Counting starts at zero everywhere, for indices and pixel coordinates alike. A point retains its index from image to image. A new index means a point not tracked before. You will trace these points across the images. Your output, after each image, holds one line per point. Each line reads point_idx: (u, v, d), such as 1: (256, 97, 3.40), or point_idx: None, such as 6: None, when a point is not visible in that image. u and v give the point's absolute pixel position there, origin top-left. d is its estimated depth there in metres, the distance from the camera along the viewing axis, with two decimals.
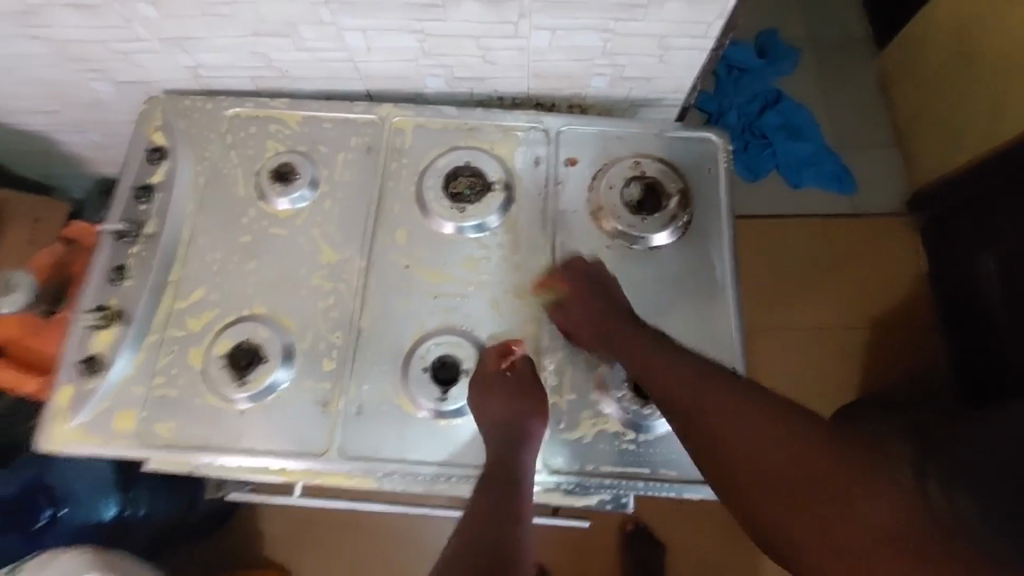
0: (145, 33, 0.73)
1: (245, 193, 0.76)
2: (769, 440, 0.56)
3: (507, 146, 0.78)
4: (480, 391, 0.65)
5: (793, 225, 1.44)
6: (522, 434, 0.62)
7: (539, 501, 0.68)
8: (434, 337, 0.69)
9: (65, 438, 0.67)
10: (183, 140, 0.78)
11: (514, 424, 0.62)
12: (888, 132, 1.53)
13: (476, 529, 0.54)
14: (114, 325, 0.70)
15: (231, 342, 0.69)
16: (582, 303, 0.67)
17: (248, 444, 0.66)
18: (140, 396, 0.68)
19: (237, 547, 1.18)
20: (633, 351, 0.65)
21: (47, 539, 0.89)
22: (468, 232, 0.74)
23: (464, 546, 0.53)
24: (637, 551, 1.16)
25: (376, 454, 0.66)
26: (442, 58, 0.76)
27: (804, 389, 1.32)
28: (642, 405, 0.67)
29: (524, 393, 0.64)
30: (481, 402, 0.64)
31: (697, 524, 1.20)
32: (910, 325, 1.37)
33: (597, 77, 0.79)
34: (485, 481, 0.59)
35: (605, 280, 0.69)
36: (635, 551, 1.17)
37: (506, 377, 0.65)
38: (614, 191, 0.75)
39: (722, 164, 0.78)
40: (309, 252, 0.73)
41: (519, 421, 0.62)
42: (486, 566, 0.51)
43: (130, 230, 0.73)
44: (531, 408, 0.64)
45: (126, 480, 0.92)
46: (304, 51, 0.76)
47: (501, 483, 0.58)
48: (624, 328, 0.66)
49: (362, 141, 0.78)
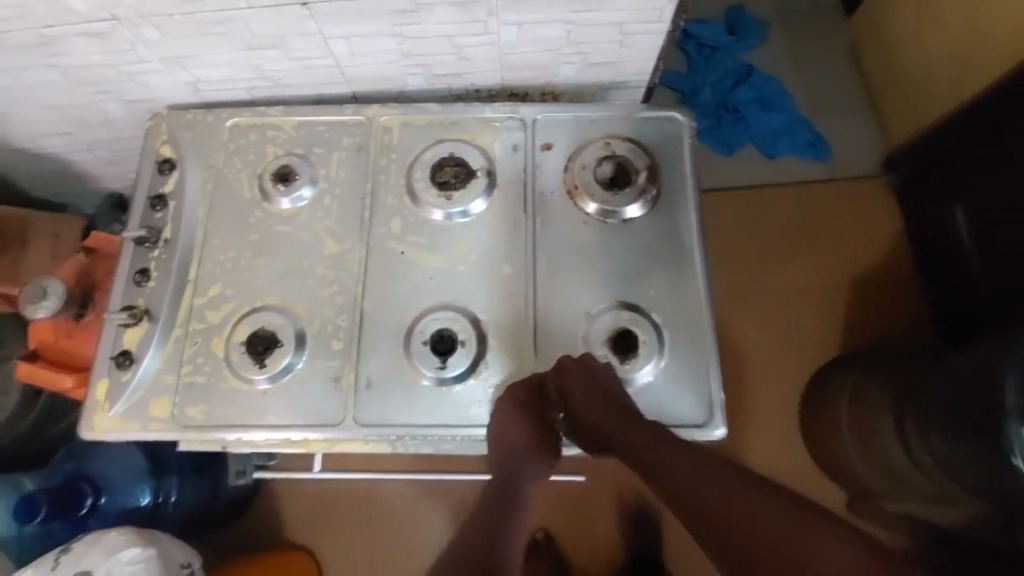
0: (148, 54, 0.79)
1: (250, 195, 0.83)
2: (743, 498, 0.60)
3: (487, 136, 0.85)
4: (497, 411, 0.72)
5: (770, 194, 1.50)
6: (519, 471, 0.73)
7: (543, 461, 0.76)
8: (431, 313, 0.76)
9: (105, 425, 0.75)
10: (190, 150, 0.85)
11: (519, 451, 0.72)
12: (859, 97, 1.59)
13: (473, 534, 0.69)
14: (143, 322, 0.77)
15: (248, 330, 0.76)
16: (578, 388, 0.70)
17: (271, 419, 0.74)
18: (171, 383, 0.76)
19: (261, 529, 1.26)
20: (630, 429, 0.67)
21: (92, 523, 0.96)
22: (456, 217, 0.81)
23: (463, 546, 0.68)
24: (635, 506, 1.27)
25: (387, 421, 0.74)
26: (421, 58, 0.83)
27: (788, 349, 1.39)
28: (621, 360, 0.75)
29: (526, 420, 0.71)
30: (496, 423, 0.72)
31: None
32: (888, 280, 1.43)
33: (565, 66, 0.86)
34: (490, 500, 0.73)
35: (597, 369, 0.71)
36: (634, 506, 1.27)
37: (516, 405, 0.71)
38: (588, 170, 0.82)
39: (687, 140, 0.84)
40: (314, 245, 0.80)
41: (522, 451, 0.72)
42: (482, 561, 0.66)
43: (150, 236, 0.80)
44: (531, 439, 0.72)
45: (157, 468, 1.02)
46: (294, 60, 0.82)
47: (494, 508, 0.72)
48: (619, 407, 0.69)
49: (354, 140, 0.85)
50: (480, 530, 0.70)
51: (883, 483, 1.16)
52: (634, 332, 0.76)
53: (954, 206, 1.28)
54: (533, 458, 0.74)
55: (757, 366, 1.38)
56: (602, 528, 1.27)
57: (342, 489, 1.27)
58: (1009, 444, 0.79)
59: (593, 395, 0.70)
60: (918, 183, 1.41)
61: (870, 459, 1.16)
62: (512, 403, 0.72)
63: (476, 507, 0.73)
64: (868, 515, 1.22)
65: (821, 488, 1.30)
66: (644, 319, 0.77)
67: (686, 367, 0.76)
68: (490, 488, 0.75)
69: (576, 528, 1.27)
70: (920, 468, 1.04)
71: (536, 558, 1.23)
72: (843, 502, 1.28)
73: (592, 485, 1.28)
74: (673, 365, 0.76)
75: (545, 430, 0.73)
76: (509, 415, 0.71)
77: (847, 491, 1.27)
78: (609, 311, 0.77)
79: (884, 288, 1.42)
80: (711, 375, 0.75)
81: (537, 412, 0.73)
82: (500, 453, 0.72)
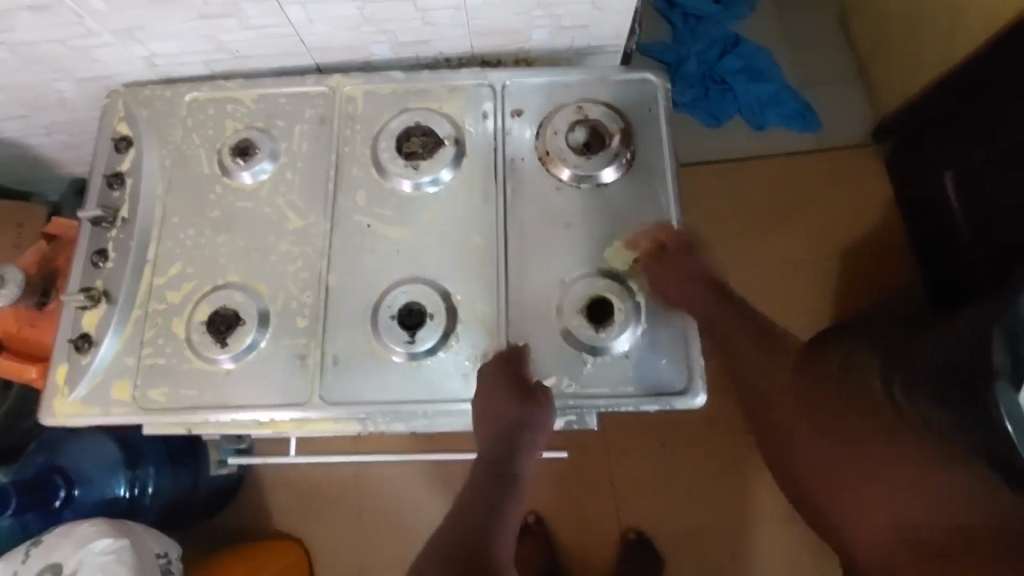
0: (98, 27, 0.76)
1: (209, 171, 0.80)
2: None
3: (455, 104, 0.82)
4: (482, 387, 0.69)
5: (758, 166, 1.47)
6: (509, 453, 0.70)
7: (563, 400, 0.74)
8: (399, 286, 0.74)
9: (65, 410, 0.72)
10: (147, 127, 0.82)
11: (501, 429, 0.69)
12: (848, 64, 1.55)
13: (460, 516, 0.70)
14: (101, 305, 0.75)
15: (210, 309, 0.74)
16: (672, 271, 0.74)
17: (235, 399, 0.71)
18: (132, 366, 0.73)
19: (246, 517, 1.24)
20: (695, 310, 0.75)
21: (65, 514, 0.93)
22: (426, 187, 0.78)
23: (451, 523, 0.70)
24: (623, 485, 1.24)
25: (355, 398, 0.71)
26: (384, 24, 0.79)
27: (778, 322, 1.37)
28: (596, 328, 0.72)
29: (511, 397, 0.68)
30: (482, 400, 0.69)
31: (680, 457, 1.26)
32: (879, 249, 1.40)
33: (537, 29, 0.82)
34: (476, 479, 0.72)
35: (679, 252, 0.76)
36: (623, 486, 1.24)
37: (500, 380, 0.69)
38: (560, 135, 0.79)
39: (662, 102, 0.81)
40: (277, 221, 0.78)
41: (504, 430, 0.69)
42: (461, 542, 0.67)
43: (107, 216, 0.77)
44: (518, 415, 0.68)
45: (132, 458, 0.99)
46: (251, 30, 0.78)
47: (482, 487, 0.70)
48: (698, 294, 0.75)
49: (316, 112, 0.81)
50: (473, 510, 0.69)
51: None
52: (610, 299, 0.73)
53: (944, 173, 1.24)
54: (522, 439, 0.69)
55: None
56: (594, 507, 1.25)
57: (328, 475, 1.25)
58: None
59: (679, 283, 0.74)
60: (908, 151, 1.37)
61: None
62: (496, 380, 0.69)
63: (468, 483, 0.73)
64: None
65: None
66: (621, 287, 0.74)
67: (664, 333, 0.74)
68: (478, 465, 0.72)
69: (565, 508, 1.25)
70: None
71: (528, 540, 1.21)
72: None
73: (580, 464, 1.26)
74: (651, 332, 0.74)
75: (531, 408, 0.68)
76: (499, 397, 0.68)
77: None
78: (584, 278, 0.74)
79: (875, 258, 1.40)
80: (690, 339, 0.73)
81: (523, 387, 0.69)
82: (491, 436, 0.69)
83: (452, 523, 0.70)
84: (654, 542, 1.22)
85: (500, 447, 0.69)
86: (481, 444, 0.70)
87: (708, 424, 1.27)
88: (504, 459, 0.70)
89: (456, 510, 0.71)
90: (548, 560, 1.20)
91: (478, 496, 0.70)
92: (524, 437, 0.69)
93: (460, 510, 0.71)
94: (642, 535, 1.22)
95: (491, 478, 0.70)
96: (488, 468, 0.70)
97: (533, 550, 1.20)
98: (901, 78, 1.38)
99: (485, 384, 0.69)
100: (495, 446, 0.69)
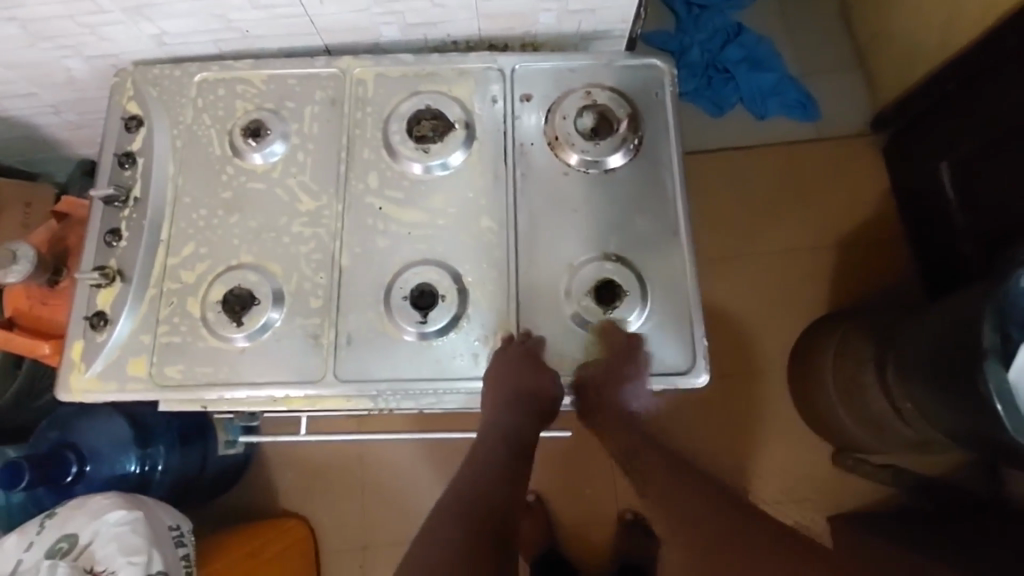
0: (107, 4, 0.75)
1: (221, 152, 0.80)
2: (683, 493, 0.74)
3: (465, 88, 0.82)
4: (499, 364, 0.71)
5: (758, 153, 1.49)
6: (513, 430, 0.72)
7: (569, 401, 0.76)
8: (410, 269, 0.75)
9: (83, 386, 0.74)
10: (157, 106, 0.82)
11: (510, 405, 0.71)
12: (849, 52, 1.55)
13: (460, 492, 0.69)
14: (116, 283, 0.76)
15: (224, 288, 0.75)
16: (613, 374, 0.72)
17: (250, 376, 0.73)
18: (147, 344, 0.75)
19: (253, 494, 1.27)
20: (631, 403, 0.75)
21: (77, 489, 0.94)
22: (435, 170, 0.79)
23: (452, 501, 0.68)
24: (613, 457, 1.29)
25: (368, 376, 0.73)
26: (393, 5, 0.79)
27: (773, 308, 1.40)
28: (604, 311, 0.74)
29: (525, 374, 0.70)
30: (496, 374, 0.71)
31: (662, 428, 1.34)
32: (875, 237, 1.43)
33: (544, 13, 0.82)
34: (477, 456, 0.72)
35: (624, 354, 0.72)
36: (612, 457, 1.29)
37: (516, 359, 0.71)
38: (569, 121, 0.80)
39: (668, 88, 0.82)
40: (290, 202, 0.79)
41: (513, 406, 0.71)
42: (468, 513, 0.66)
43: (119, 195, 0.78)
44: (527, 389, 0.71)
45: (143, 436, 1.00)
46: (261, 9, 0.78)
47: (486, 463, 0.71)
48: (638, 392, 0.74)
49: (326, 94, 0.82)
50: (478, 484, 0.69)
51: (864, 433, 1.19)
52: (616, 282, 0.75)
53: (938, 163, 1.27)
54: (529, 415, 0.72)
55: (744, 327, 1.39)
56: (593, 487, 1.28)
57: (333, 454, 1.28)
58: (988, 385, 0.79)
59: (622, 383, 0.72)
60: (906, 140, 1.39)
61: (852, 409, 1.18)
62: (512, 357, 0.71)
63: (467, 462, 0.72)
64: (855, 468, 1.28)
65: (811, 445, 1.34)
66: (627, 270, 0.76)
67: (669, 318, 0.76)
68: (485, 440, 0.73)
69: (565, 487, 1.29)
70: (903, 416, 1.07)
71: (530, 517, 1.24)
72: (829, 456, 1.32)
73: (576, 442, 1.30)
74: (657, 317, 0.76)
75: (541, 386, 0.71)
76: (524, 366, 0.71)
77: (832, 446, 1.31)
78: (592, 261, 0.76)
79: (871, 246, 1.43)
80: (693, 319, 0.75)
81: (535, 363, 0.71)
82: (509, 407, 0.71)
83: (459, 500, 0.67)
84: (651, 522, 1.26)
85: (515, 421, 0.72)
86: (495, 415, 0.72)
87: (704, 407, 1.36)
88: (516, 432, 0.72)
89: (461, 487, 0.69)
90: (548, 539, 1.24)
91: (487, 472, 0.70)
92: (537, 412, 0.73)
93: (462, 487, 0.69)
94: (639, 515, 1.26)
95: (502, 453, 0.72)
96: (499, 443, 0.72)
97: (534, 528, 1.24)
98: (901, 69, 1.39)
99: (504, 357, 0.72)
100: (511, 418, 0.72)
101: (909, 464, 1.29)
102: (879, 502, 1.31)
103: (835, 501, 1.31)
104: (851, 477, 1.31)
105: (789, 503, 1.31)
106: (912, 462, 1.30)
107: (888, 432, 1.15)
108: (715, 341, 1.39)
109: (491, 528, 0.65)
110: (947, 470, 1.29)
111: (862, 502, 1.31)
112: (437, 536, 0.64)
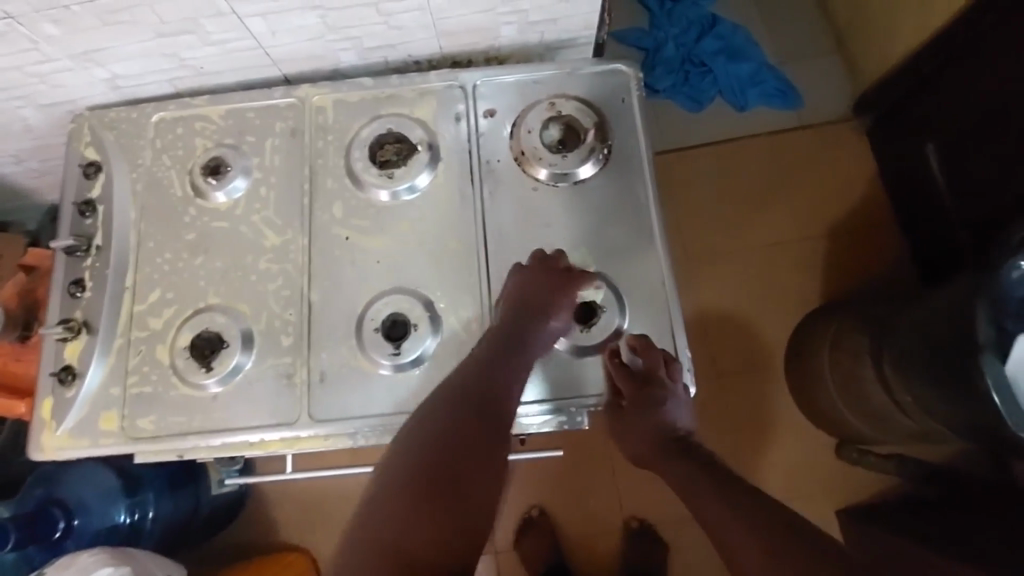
0: (55, 52, 0.73)
1: (181, 192, 0.79)
2: (690, 477, 0.71)
3: (427, 107, 0.80)
4: (524, 272, 0.71)
5: (745, 143, 1.46)
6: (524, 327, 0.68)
7: (543, 430, 0.74)
8: (381, 299, 0.73)
9: (54, 444, 0.72)
10: (114, 151, 0.80)
11: (530, 307, 0.68)
12: (828, 36, 1.52)
13: (446, 414, 0.62)
14: (82, 335, 0.74)
15: (192, 333, 0.73)
16: (628, 373, 0.71)
17: (224, 422, 0.71)
18: (117, 396, 0.73)
19: (251, 531, 1.25)
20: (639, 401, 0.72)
21: (68, 545, 0.92)
22: (402, 195, 0.77)
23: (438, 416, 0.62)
24: (604, 464, 1.26)
25: (344, 414, 0.71)
26: (348, 31, 0.77)
27: (769, 300, 1.37)
28: (582, 328, 0.73)
29: (559, 288, 0.70)
30: (519, 280, 0.70)
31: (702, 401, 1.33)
32: (868, 224, 1.40)
33: (504, 26, 0.80)
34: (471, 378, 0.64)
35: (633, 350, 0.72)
36: (603, 463, 1.26)
37: (545, 268, 0.71)
38: (535, 134, 0.78)
39: (636, 92, 0.80)
40: (254, 239, 0.77)
41: (531, 310, 0.68)
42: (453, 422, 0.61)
43: (80, 245, 0.76)
44: (552, 290, 0.69)
45: (131, 485, 0.98)
46: (212, 45, 0.76)
47: (474, 392, 0.63)
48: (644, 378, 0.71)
49: (287, 125, 0.80)
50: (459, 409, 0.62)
51: (868, 425, 1.16)
52: (594, 299, 0.73)
53: (925, 144, 1.25)
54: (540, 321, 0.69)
55: (740, 321, 1.37)
56: (596, 496, 1.26)
57: (330, 484, 1.26)
58: (986, 380, 0.78)
59: (625, 376, 0.71)
60: (891, 121, 1.36)
61: (853, 404, 1.15)
62: (536, 270, 0.70)
63: (455, 387, 0.64)
64: (858, 461, 1.26)
65: (814, 438, 1.31)
66: (605, 287, 0.74)
67: (650, 331, 0.74)
68: (443, 417, 0.62)
69: (570, 502, 1.26)
70: (902, 407, 1.04)
71: (534, 534, 1.22)
72: (832, 449, 1.30)
73: (574, 451, 1.27)
74: (637, 330, 0.74)
75: (560, 288, 0.70)
76: (547, 293, 0.69)
77: (835, 439, 1.29)
78: None
79: (864, 232, 1.40)
80: (675, 330, 0.73)
81: (552, 271, 0.70)
82: (490, 369, 0.65)
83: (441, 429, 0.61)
84: (657, 529, 1.23)
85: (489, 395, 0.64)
86: (465, 379, 0.64)
87: (702, 408, 1.33)
88: (493, 392, 0.64)
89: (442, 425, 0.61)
90: (554, 552, 1.21)
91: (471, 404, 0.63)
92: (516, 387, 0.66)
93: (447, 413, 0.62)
94: (645, 521, 1.23)
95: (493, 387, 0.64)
96: (464, 423, 0.61)
97: (539, 544, 1.21)
98: (879, 50, 1.37)
99: (511, 289, 0.70)
100: (487, 381, 0.64)
101: (911, 453, 1.27)
102: (883, 492, 1.29)
103: (842, 496, 1.29)
104: (856, 469, 1.29)
105: (796, 500, 1.29)
106: (916, 451, 1.27)
107: (890, 425, 1.12)
108: (709, 340, 1.36)
109: (480, 429, 0.62)
110: (945, 455, 1.28)
111: (869, 494, 1.28)
112: (400, 512, 0.56)
